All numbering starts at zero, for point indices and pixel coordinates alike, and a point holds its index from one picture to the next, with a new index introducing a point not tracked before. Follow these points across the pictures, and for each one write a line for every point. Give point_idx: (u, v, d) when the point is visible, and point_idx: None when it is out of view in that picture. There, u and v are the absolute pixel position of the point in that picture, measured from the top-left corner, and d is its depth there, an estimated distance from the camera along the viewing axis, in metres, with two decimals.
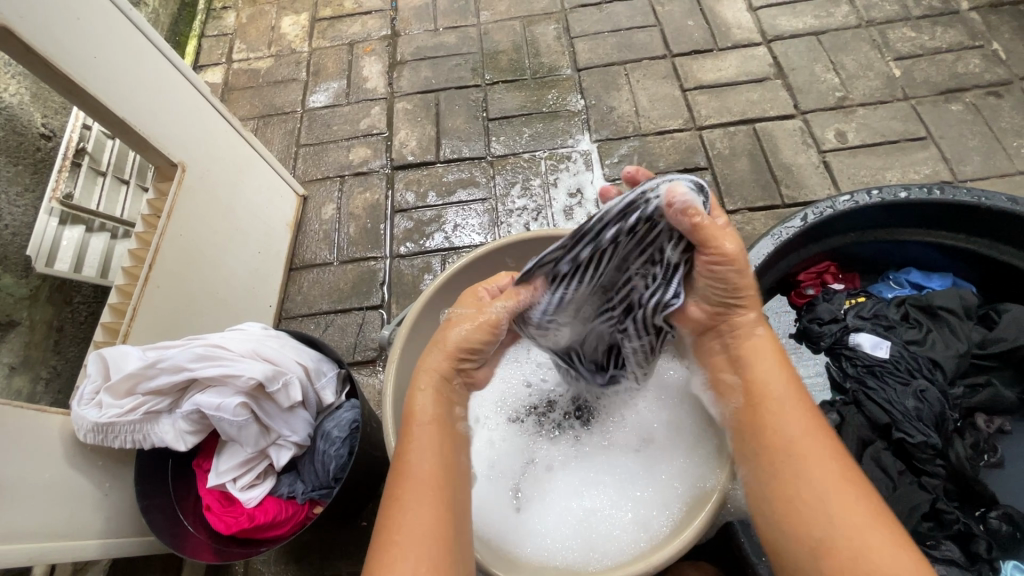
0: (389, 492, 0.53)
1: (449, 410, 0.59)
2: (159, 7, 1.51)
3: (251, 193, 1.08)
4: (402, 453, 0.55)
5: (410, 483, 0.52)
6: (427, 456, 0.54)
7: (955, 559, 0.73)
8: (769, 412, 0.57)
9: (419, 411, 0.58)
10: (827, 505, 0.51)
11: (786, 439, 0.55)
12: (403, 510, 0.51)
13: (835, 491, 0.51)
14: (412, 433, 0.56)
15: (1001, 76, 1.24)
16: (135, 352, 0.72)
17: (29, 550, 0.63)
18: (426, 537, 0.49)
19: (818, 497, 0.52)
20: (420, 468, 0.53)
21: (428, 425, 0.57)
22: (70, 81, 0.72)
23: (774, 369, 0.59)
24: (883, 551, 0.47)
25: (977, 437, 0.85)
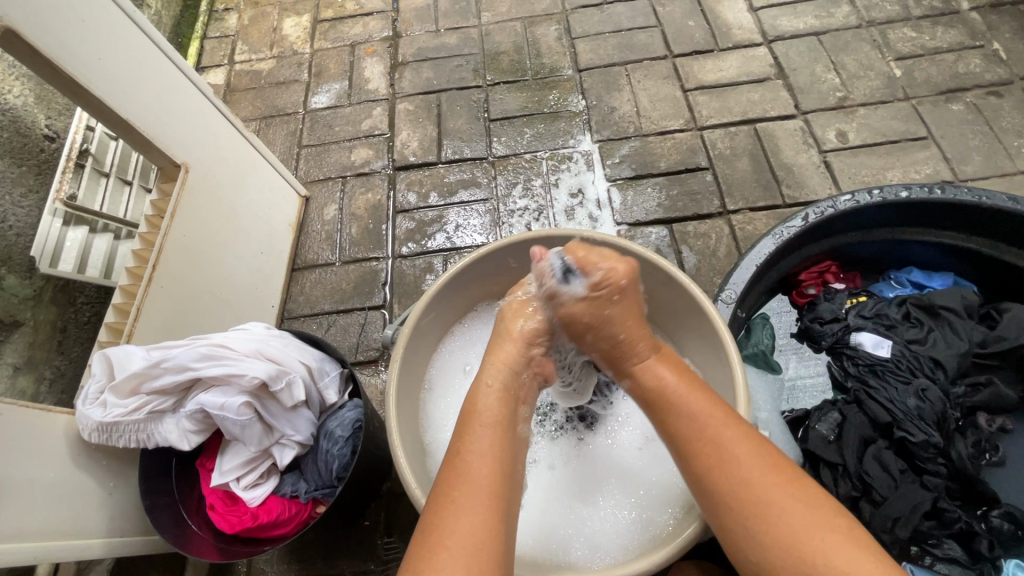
0: (440, 491, 0.53)
1: (513, 411, 0.60)
2: (161, 8, 1.51)
3: (254, 194, 1.09)
4: (460, 451, 0.55)
5: (464, 482, 0.52)
6: (484, 459, 0.54)
7: (956, 557, 0.75)
8: (691, 432, 0.58)
9: (482, 411, 0.59)
10: (773, 511, 0.52)
11: (716, 453, 0.56)
12: (456, 511, 0.50)
13: (774, 494, 0.52)
14: (470, 435, 0.56)
15: (1001, 76, 1.24)
16: (140, 352, 0.73)
17: (34, 549, 0.63)
18: (476, 543, 0.49)
19: (757, 505, 0.52)
20: (478, 471, 0.53)
21: (490, 427, 0.58)
22: (75, 82, 0.73)
23: (685, 394, 0.60)
24: (827, 544, 0.49)
25: (978, 435, 0.84)
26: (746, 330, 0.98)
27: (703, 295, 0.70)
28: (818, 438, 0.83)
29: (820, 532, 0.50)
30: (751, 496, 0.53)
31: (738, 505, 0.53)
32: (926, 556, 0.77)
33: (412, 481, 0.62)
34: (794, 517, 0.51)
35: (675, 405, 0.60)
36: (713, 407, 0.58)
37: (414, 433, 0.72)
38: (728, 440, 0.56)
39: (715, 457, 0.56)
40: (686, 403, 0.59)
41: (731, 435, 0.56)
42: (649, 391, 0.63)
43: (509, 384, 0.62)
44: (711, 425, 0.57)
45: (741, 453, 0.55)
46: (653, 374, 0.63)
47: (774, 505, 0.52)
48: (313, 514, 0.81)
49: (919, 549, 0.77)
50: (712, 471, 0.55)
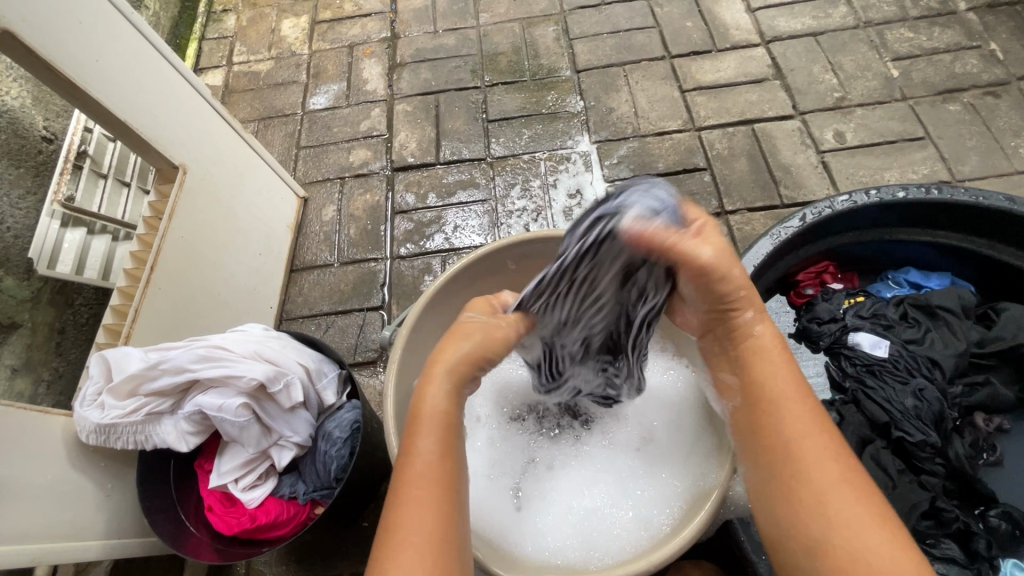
0: (395, 491, 0.51)
1: (459, 403, 0.56)
2: (159, 10, 1.51)
3: (251, 194, 1.09)
4: (411, 449, 0.52)
5: (420, 480, 0.50)
6: (436, 455, 0.52)
7: (955, 557, 0.74)
8: (769, 399, 0.56)
9: (431, 409, 0.54)
10: (830, 501, 0.50)
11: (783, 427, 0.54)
12: (409, 510, 0.49)
13: (831, 483, 0.51)
14: (422, 430, 0.53)
15: (998, 76, 1.25)
16: (137, 353, 0.73)
17: (32, 551, 0.63)
18: (433, 537, 0.48)
19: (811, 491, 0.51)
20: (430, 468, 0.51)
21: (440, 422, 0.54)
22: (72, 84, 0.73)
23: (771, 356, 0.58)
24: (878, 550, 0.47)
25: (974, 436, 0.86)
26: None
27: None
28: None
29: (869, 533, 0.48)
30: (807, 478, 0.51)
31: (792, 482, 0.52)
32: (926, 558, 0.74)
33: None
34: (851, 513, 0.49)
35: (756, 370, 0.58)
36: (793, 386, 0.56)
37: None
38: (798, 421, 0.54)
39: (782, 432, 0.54)
40: (769, 371, 0.57)
41: (803, 417, 0.54)
42: (742, 341, 0.59)
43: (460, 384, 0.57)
44: (791, 405, 0.55)
45: (809, 437, 0.53)
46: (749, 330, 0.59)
47: (830, 494, 0.50)
48: (311, 515, 0.81)
49: (917, 549, 0.75)
50: (776, 444, 0.54)
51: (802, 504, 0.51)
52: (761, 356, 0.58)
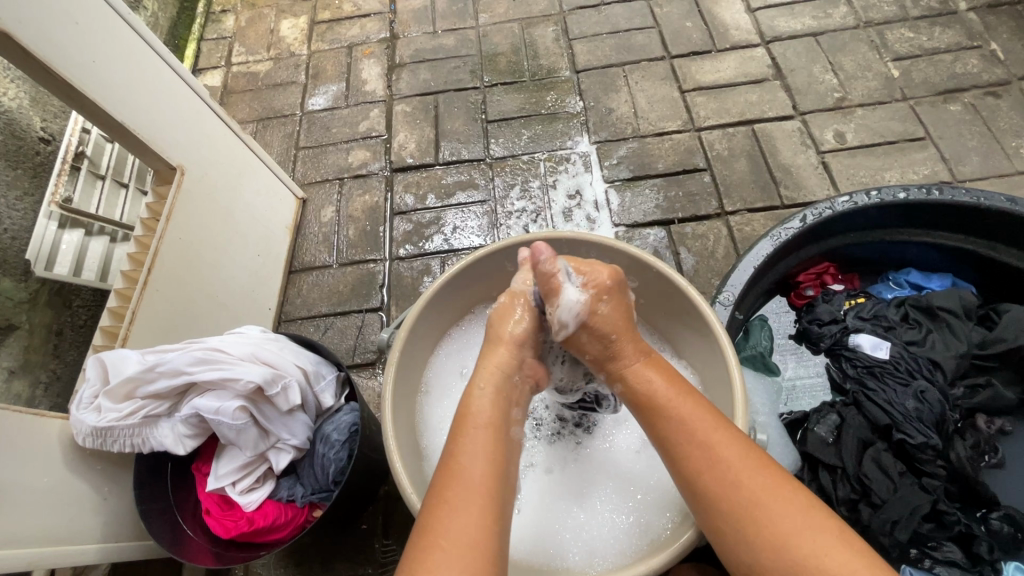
0: (433, 496, 0.51)
1: (504, 414, 0.60)
2: (158, 10, 1.51)
3: (250, 196, 1.08)
4: (453, 455, 0.54)
5: (461, 483, 0.51)
6: (479, 461, 0.54)
7: (955, 560, 0.75)
8: (684, 438, 0.56)
9: (474, 414, 0.58)
10: (769, 519, 0.50)
11: (708, 461, 0.54)
12: (451, 512, 0.49)
13: (765, 498, 0.51)
14: (464, 435, 0.56)
15: (999, 76, 1.24)
16: (135, 356, 0.72)
17: (28, 555, 0.63)
18: (472, 541, 0.48)
19: (750, 515, 0.50)
20: (472, 473, 0.52)
21: (483, 429, 0.57)
22: (68, 84, 0.72)
23: (678, 397, 0.59)
24: (825, 552, 0.47)
25: (976, 437, 0.84)
26: (744, 332, 0.97)
27: (701, 297, 0.70)
28: (816, 440, 0.83)
29: (811, 537, 0.48)
30: (742, 504, 0.51)
31: (730, 515, 0.51)
32: (926, 559, 0.76)
33: (410, 488, 0.62)
34: (791, 524, 0.49)
35: (666, 411, 0.59)
36: (704, 416, 0.57)
37: (412, 434, 0.72)
38: (718, 448, 0.54)
39: (707, 464, 0.54)
40: (676, 412, 0.58)
41: (721, 441, 0.55)
42: (641, 397, 0.62)
43: (501, 386, 0.62)
44: (704, 439, 0.55)
45: (732, 460, 0.53)
46: (644, 380, 0.62)
47: (767, 511, 0.50)
48: (309, 518, 0.80)
49: (919, 551, 0.76)
50: (702, 482, 0.54)
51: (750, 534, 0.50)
52: (663, 405, 0.59)
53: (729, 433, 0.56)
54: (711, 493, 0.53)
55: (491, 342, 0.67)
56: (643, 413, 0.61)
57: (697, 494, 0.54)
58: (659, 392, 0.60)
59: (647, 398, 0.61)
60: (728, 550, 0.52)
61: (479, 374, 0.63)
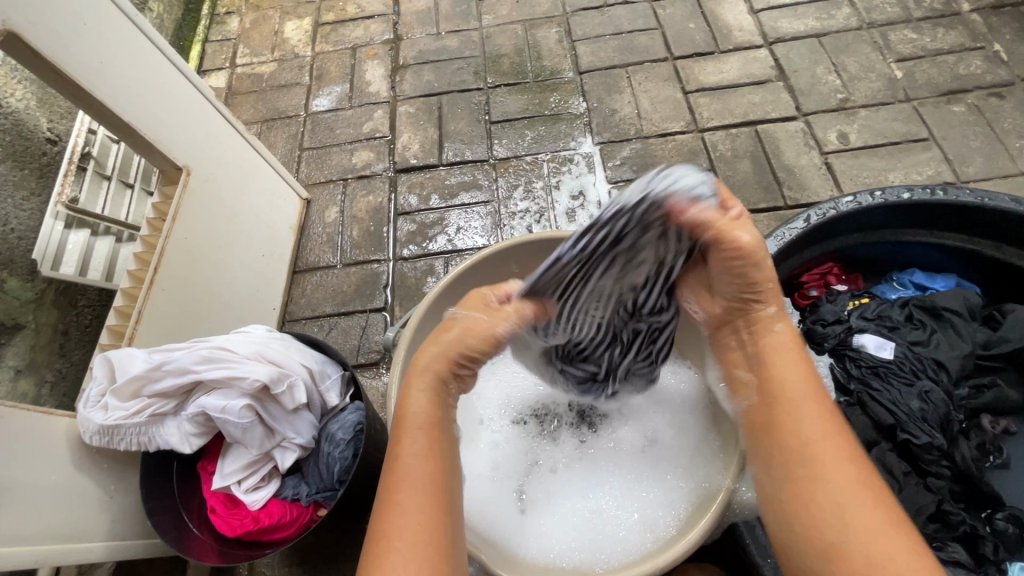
0: (381, 499, 0.51)
1: (445, 410, 0.58)
2: (163, 12, 1.52)
3: (254, 196, 1.09)
4: (397, 455, 0.53)
5: (405, 486, 0.51)
6: (419, 463, 0.53)
7: (961, 560, 0.73)
8: (783, 398, 0.57)
9: (414, 413, 0.56)
10: (848, 496, 0.50)
11: (800, 430, 0.55)
12: (397, 515, 0.49)
13: (846, 484, 0.51)
14: (404, 438, 0.54)
15: (1003, 77, 1.24)
16: (141, 354, 0.73)
17: (35, 552, 0.63)
18: (422, 540, 0.48)
19: (826, 485, 0.51)
20: (417, 475, 0.52)
21: (426, 430, 0.55)
22: (77, 86, 0.73)
23: (791, 354, 0.59)
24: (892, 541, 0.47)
25: (981, 438, 0.85)
26: None
27: None
28: None
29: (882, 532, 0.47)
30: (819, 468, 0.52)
31: (806, 487, 0.52)
32: (933, 560, 0.73)
33: None
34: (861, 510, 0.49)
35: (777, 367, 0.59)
36: (809, 389, 0.57)
37: None
38: (811, 419, 0.55)
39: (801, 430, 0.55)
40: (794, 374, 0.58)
41: (818, 415, 0.55)
42: (767, 350, 0.60)
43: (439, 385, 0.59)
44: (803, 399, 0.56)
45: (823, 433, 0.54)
46: (774, 333, 0.60)
47: (843, 484, 0.51)
48: (313, 517, 0.80)
49: None
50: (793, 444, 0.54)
51: (806, 505, 0.51)
52: (781, 356, 0.59)
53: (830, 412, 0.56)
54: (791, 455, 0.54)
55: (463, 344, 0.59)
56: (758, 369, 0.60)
57: (777, 452, 0.56)
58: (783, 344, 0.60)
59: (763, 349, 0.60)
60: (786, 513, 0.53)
61: (411, 374, 0.59)
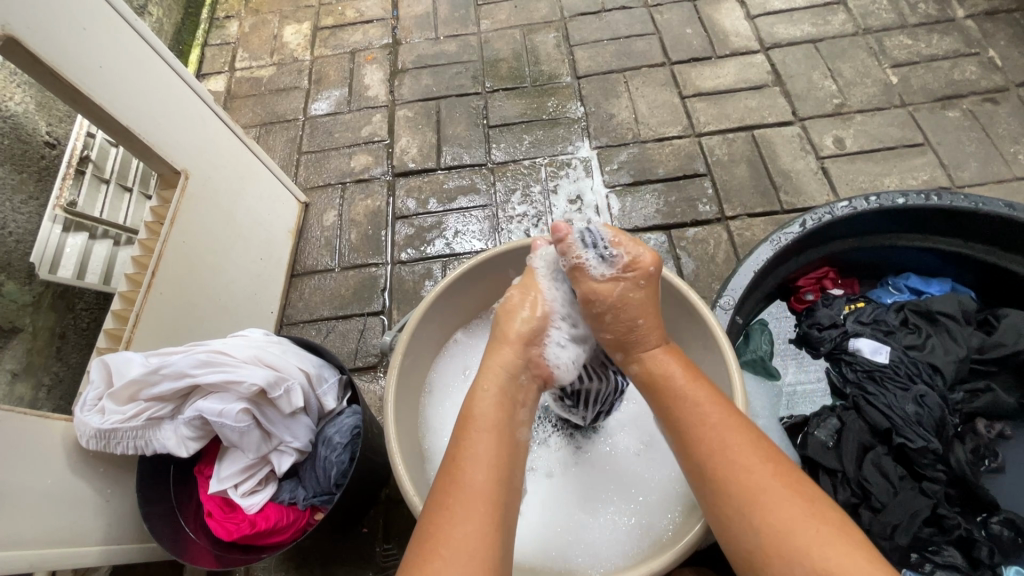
0: (437, 498, 0.51)
1: (507, 417, 0.58)
2: (162, 16, 1.53)
3: (254, 201, 1.09)
4: (455, 457, 0.53)
5: (463, 489, 0.50)
6: (481, 466, 0.52)
7: (957, 564, 0.74)
8: (693, 423, 0.56)
9: (478, 417, 0.57)
10: (769, 507, 0.49)
11: (717, 446, 0.53)
12: (454, 516, 0.49)
13: (783, 498, 0.49)
14: (467, 440, 0.55)
15: (997, 83, 1.25)
16: (138, 359, 0.73)
17: (31, 557, 0.63)
18: (474, 549, 0.47)
19: (752, 502, 0.50)
20: (474, 479, 0.51)
21: (488, 432, 0.56)
22: (75, 89, 0.73)
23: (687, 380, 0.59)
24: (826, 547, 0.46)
25: (976, 441, 0.85)
26: (744, 336, 0.98)
27: (701, 301, 0.70)
28: (816, 444, 0.82)
29: (811, 526, 0.47)
30: (744, 491, 0.50)
31: (739, 507, 0.50)
32: (926, 563, 0.75)
33: (413, 491, 0.62)
34: (790, 514, 0.48)
35: (684, 404, 0.57)
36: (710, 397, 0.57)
37: (413, 434, 0.72)
38: (728, 431, 0.54)
39: (714, 450, 0.53)
40: (689, 396, 0.58)
41: (730, 426, 0.54)
42: (655, 381, 0.61)
43: (506, 389, 0.60)
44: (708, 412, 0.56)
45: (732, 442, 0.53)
46: (661, 365, 0.62)
47: (770, 496, 0.49)
48: (310, 521, 0.80)
49: (919, 555, 0.76)
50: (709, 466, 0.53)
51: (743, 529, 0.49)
52: (671, 388, 0.59)
53: (740, 423, 0.55)
54: (722, 485, 0.52)
55: (496, 339, 0.65)
56: (654, 398, 0.61)
57: (702, 474, 0.54)
58: (673, 372, 0.60)
59: (655, 380, 0.61)
60: (729, 538, 0.51)
61: (482, 372, 0.62)
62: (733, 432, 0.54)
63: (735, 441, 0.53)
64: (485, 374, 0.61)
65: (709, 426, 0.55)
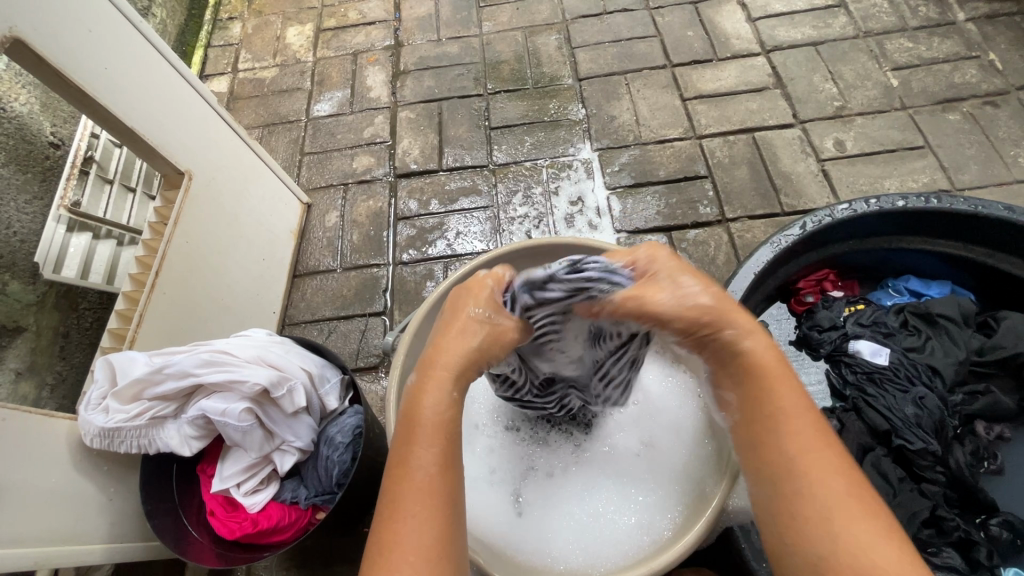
0: (388, 504, 0.49)
1: (459, 409, 0.54)
2: (166, 18, 1.54)
3: (255, 201, 1.10)
4: (405, 460, 0.50)
5: (414, 494, 0.48)
6: (432, 469, 0.50)
7: (955, 566, 0.74)
8: (780, 424, 0.52)
9: (426, 415, 0.52)
10: (847, 525, 0.46)
11: (798, 452, 0.50)
12: (404, 525, 0.47)
13: (864, 522, 0.46)
14: (415, 442, 0.51)
15: (997, 86, 1.25)
16: (142, 358, 0.73)
17: (35, 554, 0.64)
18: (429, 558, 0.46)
19: (834, 516, 0.47)
20: (424, 483, 0.49)
21: (436, 430, 0.52)
22: (80, 90, 0.74)
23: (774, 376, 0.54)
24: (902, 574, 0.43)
25: (975, 445, 0.85)
26: None
27: None
28: None
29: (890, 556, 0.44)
30: (826, 503, 0.47)
31: (819, 516, 0.47)
32: (926, 565, 0.74)
33: None
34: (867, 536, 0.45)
35: (768, 393, 0.53)
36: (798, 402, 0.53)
37: None
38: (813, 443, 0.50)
39: (798, 455, 0.50)
40: (781, 394, 0.53)
41: (814, 438, 0.51)
42: (749, 366, 0.54)
43: (457, 380, 0.55)
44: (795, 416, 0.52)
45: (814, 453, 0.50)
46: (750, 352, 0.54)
47: (849, 515, 0.47)
48: (312, 520, 0.81)
49: (919, 557, 0.75)
50: (791, 467, 0.50)
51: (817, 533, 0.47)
52: (758, 378, 0.54)
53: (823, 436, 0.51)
54: (793, 482, 0.49)
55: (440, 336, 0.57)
56: (744, 382, 0.55)
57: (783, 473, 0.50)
58: (762, 363, 0.54)
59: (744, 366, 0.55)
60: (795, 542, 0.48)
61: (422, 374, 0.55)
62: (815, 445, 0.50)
63: (819, 454, 0.50)
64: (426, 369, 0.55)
65: (794, 432, 0.51)
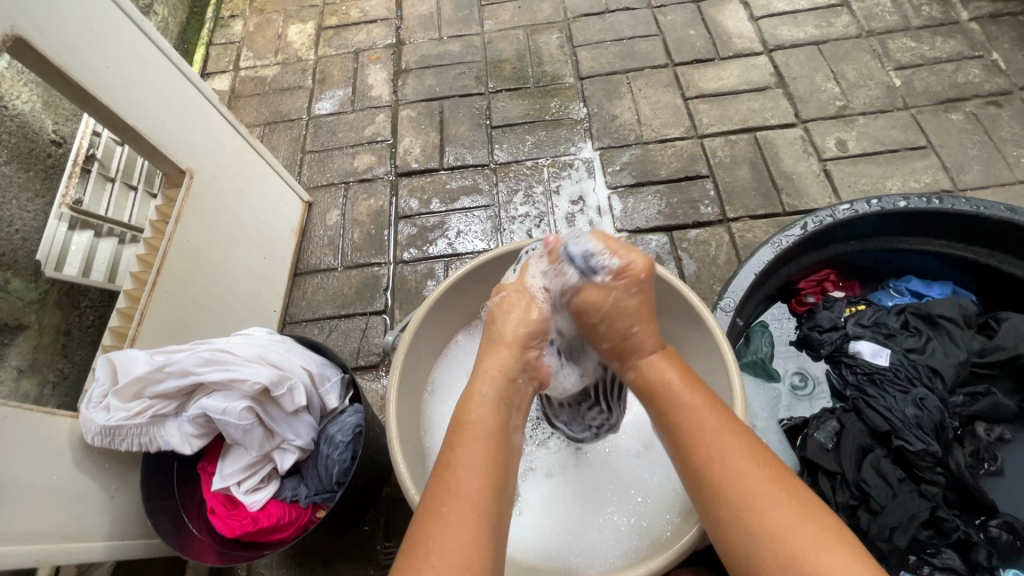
0: (429, 504, 0.51)
1: (503, 421, 0.58)
2: (168, 15, 1.54)
3: (257, 200, 1.10)
4: (449, 463, 0.54)
5: (455, 499, 0.51)
6: (474, 475, 0.53)
7: (955, 567, 0.75)
8: (691, 430, 0.56)
9: (473, 422, 0.57)
10: (770, 513, 0.50)
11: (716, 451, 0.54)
12: (442, 528, 0.49)
13: (786, 507, 0.50)
14: (460, 446, 0.55)
15: (1000, 85, 1.25)
16: (143, 356, 0.73)
17: (36, 552, 0.64)
18: (465, 560, 0.47)
19: (757, 508, 0.50)
20: (467, 489, 0.52)
21: (481, 438, 0.56)
22: (82, 89, 0.74)
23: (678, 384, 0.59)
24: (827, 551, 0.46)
25: (975, 446, 0.85)
26: (745, 339, 0.99)
27: (702, 304, 0.70)
28: (816, 446, 0.83)
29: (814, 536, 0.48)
30: (744, 496, 0.51)
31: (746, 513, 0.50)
32: (925, 566, 0.77)
33: (413, 487, 0.62)
34: (790, 519, 0.49)
35: (672, 399, 0.58)
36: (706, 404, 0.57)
37: (416, 434, 0.73)
38: (728, 441, 0.54)
39: (714, 455, 0.54)
40: (687, 400, 0.58)
41: (728, 437, 0.54)
42: (650, 382, 0.61)
43: (504, 393, 0.60)
44: (704, 419, 0.56)
45: (730, 450, 0.54)
46: (657, 368, 0.61)
47: (770, 505, 0.50)
48: (312, 519, 0.81)
49: (917, 558, 0.77)
50: (710, 470, 0.53)
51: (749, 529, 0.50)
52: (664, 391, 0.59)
53: (732, 428, 0.55)
54: (712, 483, 0.53)
55: (491, 340, 0.65)
56: (651, 402, 0.60)
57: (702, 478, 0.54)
58: (669, 378, 0.60)
59: (647, 381, 0.61)
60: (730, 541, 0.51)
61: (478, 376, 0.61)
62: (731, 443, 0.54)
63: (734, 449, 0.53)
64: (483, 376, 0.61)
65: (709, 436, 0.55)
